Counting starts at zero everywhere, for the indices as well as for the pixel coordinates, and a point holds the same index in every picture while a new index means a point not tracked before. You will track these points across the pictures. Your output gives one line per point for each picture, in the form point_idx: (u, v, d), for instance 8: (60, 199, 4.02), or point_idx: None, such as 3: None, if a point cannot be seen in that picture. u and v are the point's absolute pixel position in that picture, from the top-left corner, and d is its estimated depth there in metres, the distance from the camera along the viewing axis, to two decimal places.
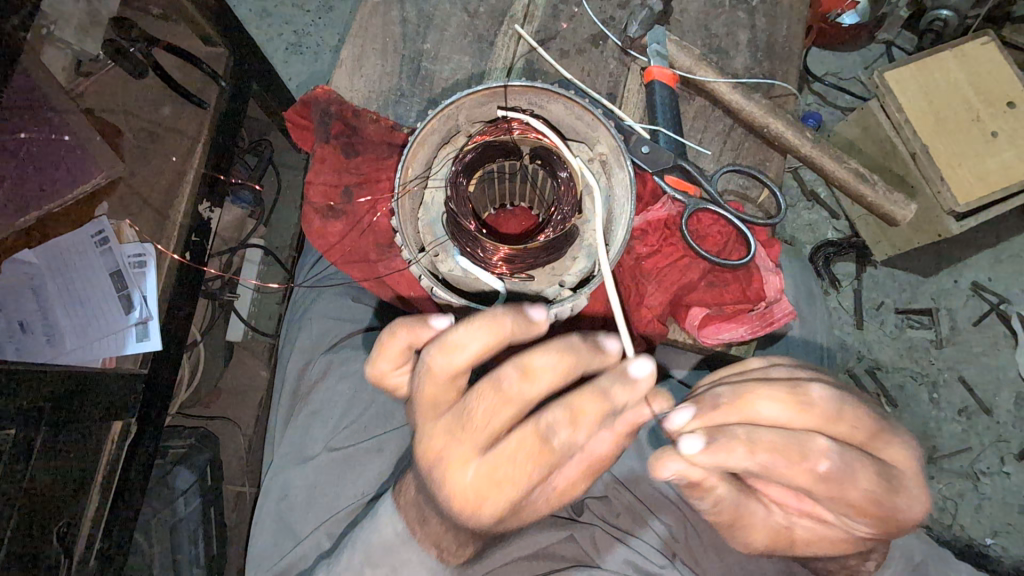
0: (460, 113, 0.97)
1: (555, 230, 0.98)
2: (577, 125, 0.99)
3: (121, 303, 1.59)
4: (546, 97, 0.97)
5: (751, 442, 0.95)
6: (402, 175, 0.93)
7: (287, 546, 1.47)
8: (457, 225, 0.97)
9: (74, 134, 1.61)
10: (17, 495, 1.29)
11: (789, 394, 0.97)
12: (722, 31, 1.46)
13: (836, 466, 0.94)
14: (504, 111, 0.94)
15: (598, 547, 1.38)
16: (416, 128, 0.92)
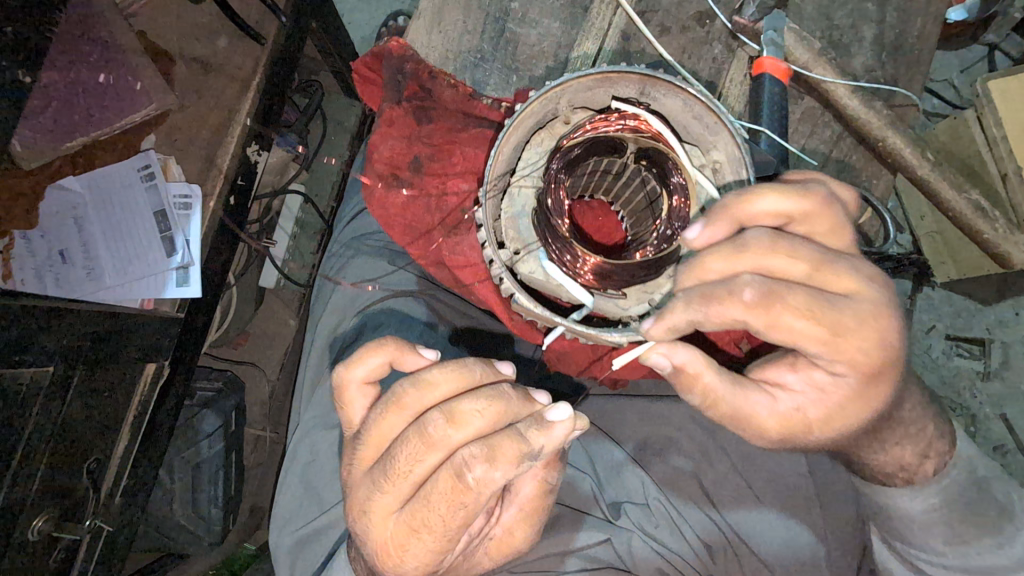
0: (562, 97, 0.87)
1: (657, 247, 0.92)
2: (697, 128, 0.87)
3: (162, 245, 1.52)
4: (666, 90, 0.85)
5: (765, 295, 0.79)
6: (493, 161, 0.85)
7: (312, 513, 1.43)
8: (550, 226, 0.89)
9: (125, 58, 1.54)
10: (52, 430, 1.28)
11: (797, 188, 0.81)
12: (846, 23, 1.30)
13: (767, 296, 0.79)
14: (619, 103, 0.84)
15: (633, 555, 1.34)
16: (517, 111, 0.84)
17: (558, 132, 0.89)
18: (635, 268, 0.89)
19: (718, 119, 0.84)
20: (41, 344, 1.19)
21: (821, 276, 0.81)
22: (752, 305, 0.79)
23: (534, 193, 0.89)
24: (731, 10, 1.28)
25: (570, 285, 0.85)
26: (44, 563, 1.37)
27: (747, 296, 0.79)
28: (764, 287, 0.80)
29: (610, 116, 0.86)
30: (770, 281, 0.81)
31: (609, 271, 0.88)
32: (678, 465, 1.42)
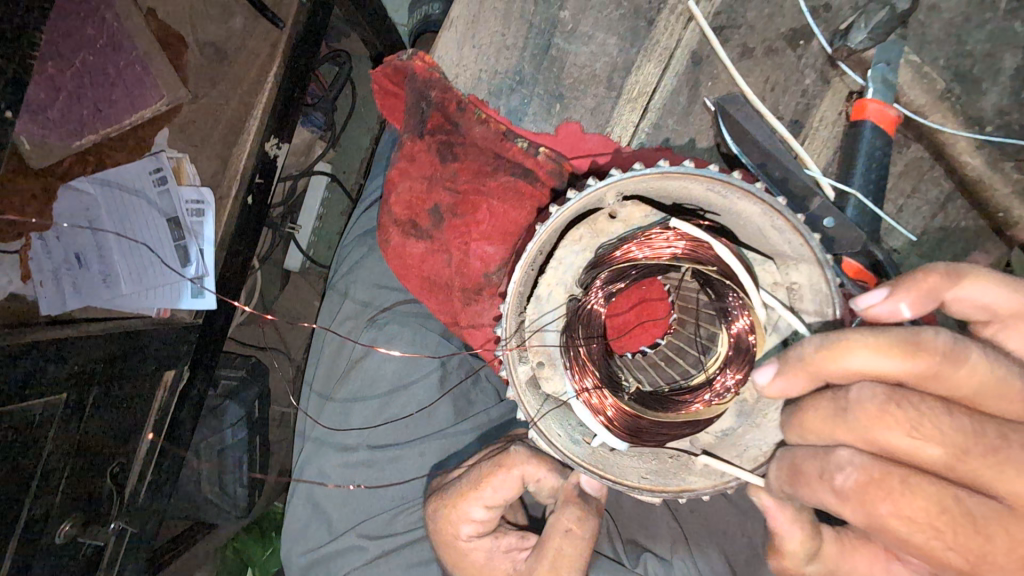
0: (610, 190, 0.71)
1: (713, 397, 0.84)
2: (776, 239, 0.72)
3: (177, 254, 1.48)
4: (742, 198, 0.67)
5: (868, 480, 0.65)
6: (519, 273, 0.70)
7: (321, 536, 1.40)
8: (576, 349, 0.79)
9: (130, 43, 1.40)
10: (72, 446, 1.27)
11: (902, 342, 0.65)
12: (982, 48, 1.03)
13: (866, 480, 0.65)
14: (680, 221, 0.68)
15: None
16: (551, 217, 0.70)
17: (599, 228, 0.74)
18: (678, 425, 0.81)
19: (803, 240, 0.68)
20: (54, 372, 1.17)
21: (996, 465, 0.62)
22: (852, 491, 0.66)
23: (564, 301, 0.77)
24: (832, 30, 1.04)
25: (597, 429, 0.76)
26: (74, 561, 1.40)
27: (841, 479, 0.67)
28: (864, 468, 0.66)
29: (666, 226, 0.73)
30: (878, 463, 0.66)
31: (642, 428, 0.79)
32: (711, 524, 1.29)
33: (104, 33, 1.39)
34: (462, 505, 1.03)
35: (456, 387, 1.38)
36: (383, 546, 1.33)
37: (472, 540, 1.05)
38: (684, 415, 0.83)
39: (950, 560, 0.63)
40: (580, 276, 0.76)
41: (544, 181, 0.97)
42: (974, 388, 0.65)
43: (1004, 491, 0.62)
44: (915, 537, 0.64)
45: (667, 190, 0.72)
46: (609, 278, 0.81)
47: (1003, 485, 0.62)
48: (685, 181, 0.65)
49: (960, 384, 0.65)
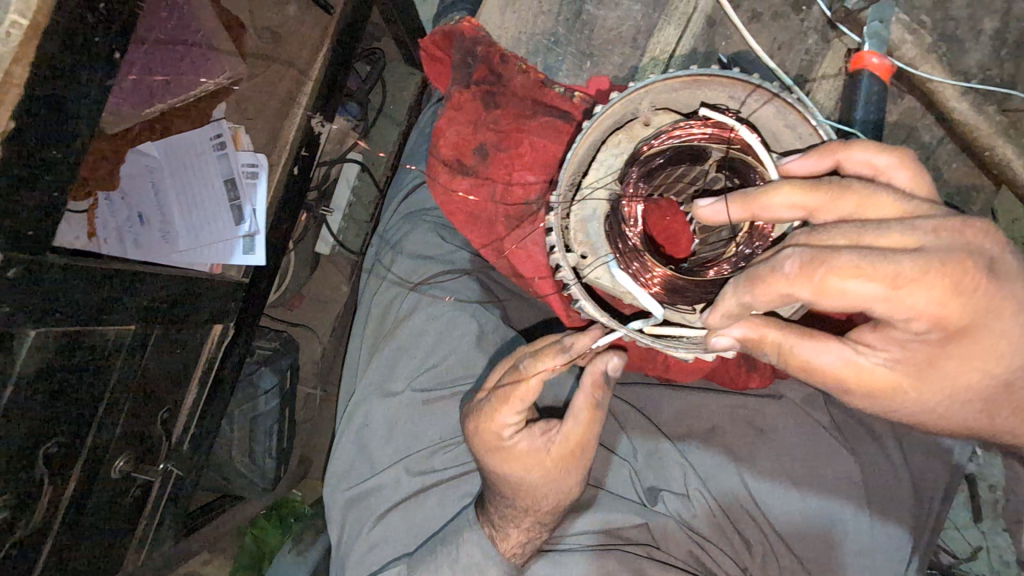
0: (644, 98, 0.86)
1: (734, 267, 0.93)
2: (786, 138, 0.88)
3: (232, 213, 1.61)
4: (759, 96, 0.84)
5: (808, 262, 0.76)
6: (569, 160, 0.85)
7: (364, 473, 1.52)
8: (621, 234, 0.90)
9: (199, 25, 1.57)
10: (130, 382, 1.34)
11: (808, 178, 0.81)
12: (963, 13, 1.19)
13: (804, 259, 0.77)
14: (708, 111, 0.83)
15: (667, 537, 1.39)
16: (596, 115, 0.84)
17: (635, 135, 0.88)
18: (709, 287, 0.92)
19: (812, 129, 0.84)
20: (124, 307, 1.24)
21: (887, 225, 0.78)
22: (799, 274, 0.77)
23: (605, 198, 0.89)
24: None
25: (641, 295, 0.87)
26: (126, 497, 1.48)
27: (788, 267, 0.77)
28: (806, 254, 0.77)
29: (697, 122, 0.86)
30: (812, 249, 0.78)
31: (680, 287, 0.90)
32: (720, 454, 1.42)
33: (173, 13, 1.53)
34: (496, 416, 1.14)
35: (491, 346, 1.48)
36: (424, 483, 1.46)
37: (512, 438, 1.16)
38: (713, 277, 0.93)
39: (873, 292, 0.75)
40: (620, 174, 0.88)
41: (580, 120, 1.10)
42: (861, 207, 0.81)
43: (896, 244, 0.78)
44: (851, 285, 0.75)
45: (692, 97, 0.87)
46: (648, 184, 0.93)
47: (900, 238, 0.78)
48: (708, 79, 0.81)
49: (848, 206, 0.81)
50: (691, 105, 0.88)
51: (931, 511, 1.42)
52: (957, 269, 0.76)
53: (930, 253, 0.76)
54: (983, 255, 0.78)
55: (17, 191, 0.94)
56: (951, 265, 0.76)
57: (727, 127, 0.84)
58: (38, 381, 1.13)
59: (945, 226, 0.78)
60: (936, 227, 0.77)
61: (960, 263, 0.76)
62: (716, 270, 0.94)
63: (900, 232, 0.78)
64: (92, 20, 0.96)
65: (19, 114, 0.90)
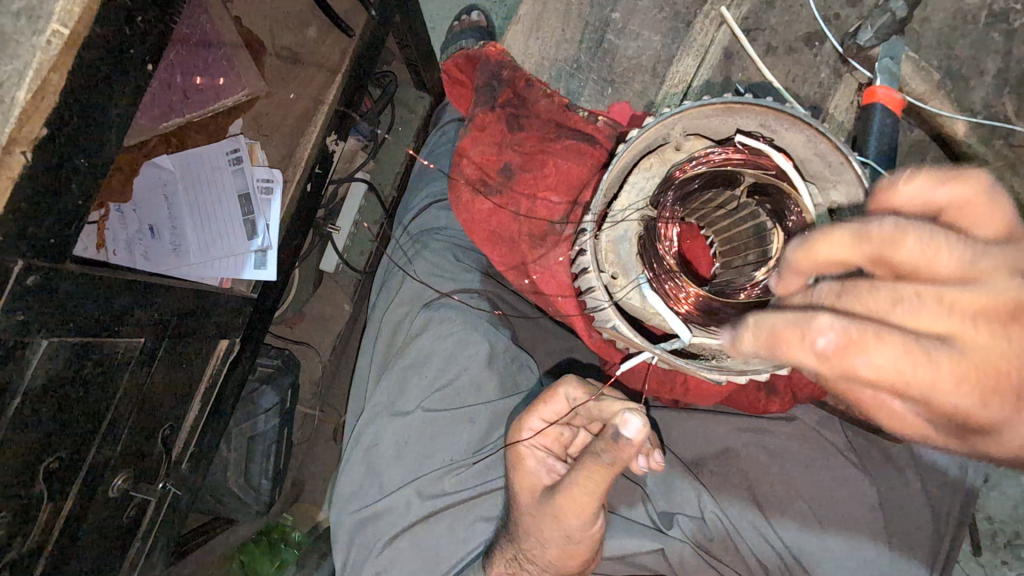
0: (677, 123, 0.88)
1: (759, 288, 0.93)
2: (816, 166, 0.88)
3: (245, 227, 1.61)
4: (791, 125, 0.85)
5: (844, 339, 0.65)
6: (603, 182, 0.86)
7: (372, 494, 1.49)
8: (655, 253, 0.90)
9: (219, 41, 1.58)
10: (136, 396, 1.31)
11: (857, 228, 0.69)
12: (966, 53, 1.25)
13: (843, 341, 0.65)
14: (740, 138, 0.85)
15: (685, 567, 1.37)
16: (631, 139, 0.85)
17: (667, 158, 0.89)
18: (740, 310, 0.90)
19: (844, 159, 0.84)
20: (137, 318, 1.22)
21: (934, 298, 0.65)
22: (826, 357, 0.66)
23: (638, 220, 0.89)
24: (842, 34, 1.23)
25: (671, 316, 0.87)
26: (120, 518, 1.43)
27: (822, 342, 0.66)
28: (842, 332, 0.65)
29: (729, 147, 0.88)
30: (852, 321, 0.66)
31: (715, 308, 0.90)
32: (737, 479, 1.41)
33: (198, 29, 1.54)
34: (525, 419, 1.22)
35: (504, 367, 1.48)
36: (434, 505, 1.43)
37: (530, 448, 1.23)
38: (745, 300, 0.91)
39: (908, 382, 0.64)
40: (652, 197, 0.89)
41: (608, 144, 1.12)
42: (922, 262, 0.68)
43: (943, 327, 0.65)
44: (878, 372, 0.64)
45: (724, 123, 0.89)
46: (678, 206, 0.94)
47: (945, 322, 0.65)
48: (741, 106, 0.83)
49: (910, 258, 0.68)
50: (721, 132, 0.90)
51: (948, 539, 1.41)
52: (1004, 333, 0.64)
53: (970, 349, 0.63)
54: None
55: (44, 198, 0.93)
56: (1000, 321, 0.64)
57: (761, 154, 0.87)
58: (47, 392, 1.10)
59: (1002, 299, 0.64)
60: (987, 304, 0.64)
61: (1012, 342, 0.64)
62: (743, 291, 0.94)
63: (944, 317, 0.64)
64: (130, 33, 0.97)
65: (52, 122, 0.90)
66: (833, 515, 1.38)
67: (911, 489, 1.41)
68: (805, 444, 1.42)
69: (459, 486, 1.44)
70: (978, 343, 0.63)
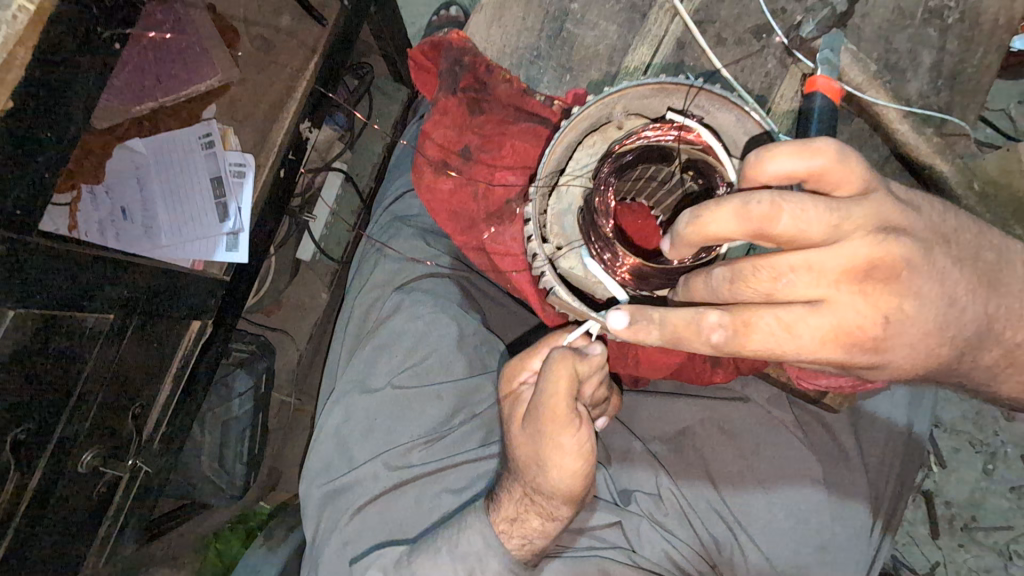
0: (618, 103, 0.95)
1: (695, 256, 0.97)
2: (747, 146, 0.95)
3: (217, 210, 1.64)
4: (719, 104, 0.93)
5: (728, 327, 0.87)
6: (547, 157, 0.93)
7: (341, 469, 1.53)
8: (593, 227, 0.94)
9: (193, 31, 1.65)
10: (106, 372, 1.33)
11: (740, 208, 0.78)
12: (904, 46, 1.32)
13: (732, 334, 0.88)
14: (673, 114, 0.91)
15: (642, 539, 1.43)
16: (574, 114, 0.92)
17: (609, 136, 0.95)
18: (673, 275, 0.95)
19: (770, 138, 0.92)
20: (106, 293, 1.24)
21: (798, 272, 0.83)
22: (729, 338, 0.88)
23: (581, 192, 0.96)
24: (788, 26, 1.29)
25: (609, 282, 0.94)
26: (90, 494, 1.45)
27: (715, 335, 0.88)
28: (729, 325, 0.87)
29: (664, 124, 0.93)
30: (733, 309, 0.88)
31: (648, 274, 0.95)
32: (692, 456, 1.48)
33: (170, 22, 1.64)
34: (525, 362, 1.23)
35: (469, 346, 1.53)
36: (401, 478, 1.47)
37: (525, 388, 1.25)
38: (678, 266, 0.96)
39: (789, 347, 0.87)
40: (594, 172, 0.96)
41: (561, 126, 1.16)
42: (796, 232, 0.80)
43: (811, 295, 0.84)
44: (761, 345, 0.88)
45: (661, 103, 0.95)
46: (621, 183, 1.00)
47: (800, 294, 0.84)
48: (674, 87, 0.91)
49: (787, 231, 0.79)
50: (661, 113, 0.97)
51: (885, 506, 1.51)
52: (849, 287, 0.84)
53: (830, 309, 0.84)
54: (879, 307, 0.85)
55: (11, 169, 0.96)
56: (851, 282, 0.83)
57: (689, 129, 0.92)
58: (14, 361, 1.12)
59: (857, 261, 0.82)
60: (844, 270, 0.82)
61: (866, 296, 0.84)
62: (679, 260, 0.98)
63: (810, 288, 0.83)
64: (96, 11, 1.00)
65: (18, 95, 0.93)
66: (782, 488, 1.45)
67: (856, 461, 1.49)
68: (757, 420, 1.48)
69: (425, 461, 1.48)
70: (840, 306, 0.84)
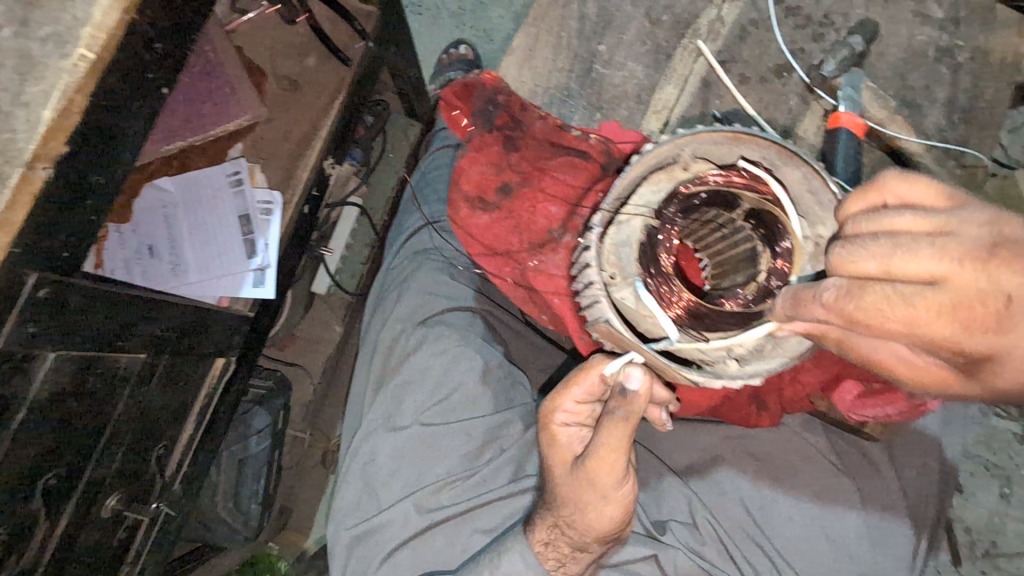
0: (689, 145, 0.97)
1: (746, 304, 0.96)
2: (808, 204, 0.96)
3: (244, 247, 1.65)
4: (786, 159, 0.96)
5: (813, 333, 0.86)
6: (616, 186, 0.93)
7: (370, 509, 1.51)
8: (653, 259, 0.95)
9: (224, 71, 1.64)
10: (133, 412, 1.31)
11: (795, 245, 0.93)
12: (919, 83, 1.37)
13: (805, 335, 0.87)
14: (745, 159, 0.93)
15: (676, 568, 1.42)
16: (647, 147, 0.92)
17: (678, 177, 0.98)
18: (728, 317, 0.94)
19: (830, 192, 0.94)
20: (139, 333, 1.22)
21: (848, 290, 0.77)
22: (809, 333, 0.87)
23: (641, 226, 0.96)
24: (808, 65, 1.35)
25: (662, 316, 0.92)
26: (112, 539, 1.40)
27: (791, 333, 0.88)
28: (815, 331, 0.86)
29: (732, 172, 0.95)
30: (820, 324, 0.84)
31: (705, 315, 0.94)
32: (726, 485, 1.47)
33: (202, 61, 1.64)
34: (558, 402, 1.18)
35: (497, 380, 1.52)
36: (434, 517, 1.45)
37: (565, 426, 1.22)
38: (730, 310, 0.96)
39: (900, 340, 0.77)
40: (656, 206, 0.96)
41: (598, 160, 1.21)
42: (849, 263, 0.78)
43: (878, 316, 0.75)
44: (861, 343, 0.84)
45: (730, 153, 0.98)
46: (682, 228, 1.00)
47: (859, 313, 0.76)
48: (746, 135, 0.93)
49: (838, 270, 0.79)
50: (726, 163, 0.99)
51: (925, 530, 1.50)
52: (979, 330, 0.72)
53: (894, 319, 0.74)
54: (961, 298, 0.70)
55: (61, 211, 0.97)
56: (972, 320, 0.71)
57: (761, 181, 0.94)
58: (50, 404, 1.11)
59: (875, 268, 0.76)
60: (878, 275, 0.76)
61: (928, 301, 0.72)
62: (728, 305, 0.97)
63: (856, 300, 0.76)
64: (149, 57, 1.02)
65: (73, 140, 0.94)
66: (818, 514, 1.44)
67: (895, 485, 1.47)
68: (789, 444, 1.48)
69: (457, 499, 1.46)
70: (896, 311, 0.73)
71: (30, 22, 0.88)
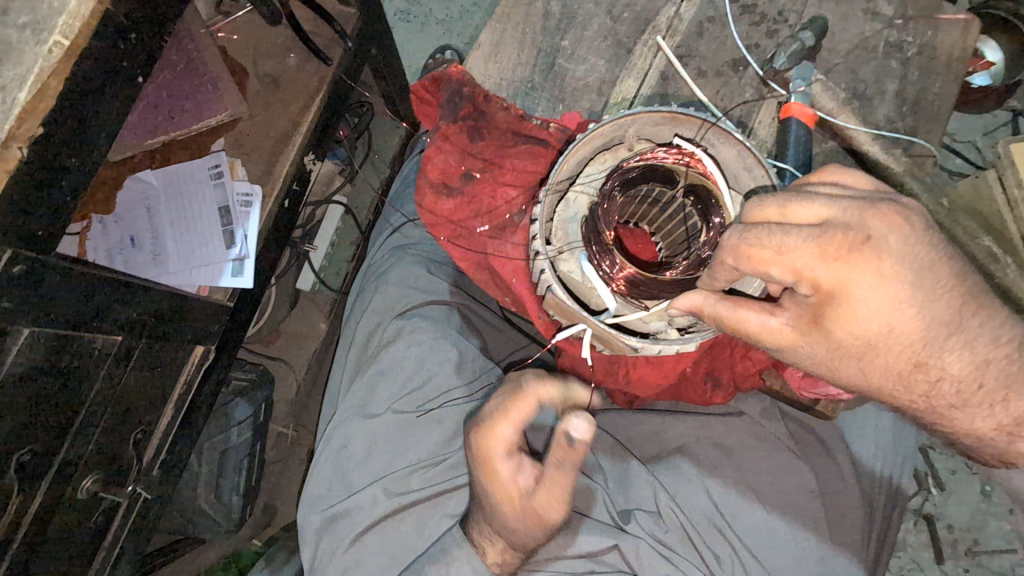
0: (631, 126, 1.05)
1: (685, 271, 1.04)
2: (745, 179, 1.04)
3: (224, 237, 1.69)
4: (718, 135, 1.03)
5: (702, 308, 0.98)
6: (558, 167, 1.02)
7: (341, 493, 1.54)
8: (597, 234, 1.01)
9: (207, 69, 1.70)
10: (109, 395, 1.34)
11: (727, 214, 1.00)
12: (870, 77, 1.43)
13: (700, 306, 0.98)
14: (677, 138, 1.00)
15: (641, 559, 1.44)
16: (587, 129, 1.00)
17: (619, 157, 1.05)
18: (665, 285, 1.02)
19: (765, 172, 1.01)
20: (114, 316, 1.26)
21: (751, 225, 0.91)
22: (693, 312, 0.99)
23: (587, 202, 1.04)
24: (762, 59, 1.40)
25: (602, 289, 1.00)
26: (87, 521, 1.43)
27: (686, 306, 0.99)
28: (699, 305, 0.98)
29: (669, 149, 1.02)
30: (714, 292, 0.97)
31: (641, 282, 1.01)
32: (691, 475, 1.48)
33: (184, 57, 1.69)
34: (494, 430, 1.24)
35: (470, 371, 1.55)
36: (402, 502, 1.49)
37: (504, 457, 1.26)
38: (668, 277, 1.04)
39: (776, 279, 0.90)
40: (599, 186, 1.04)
41: (557, 147, 1.26)
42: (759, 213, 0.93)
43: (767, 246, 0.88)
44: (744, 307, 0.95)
45: (669, 132, 1.05)
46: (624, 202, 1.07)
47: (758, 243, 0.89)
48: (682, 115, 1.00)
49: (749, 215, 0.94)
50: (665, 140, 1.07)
51: (880, 520, 1.55)
52: (832, 258, 0.87)
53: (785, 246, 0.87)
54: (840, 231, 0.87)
55: (38, 189, 1.02)
56: (835, 251, 0.87)
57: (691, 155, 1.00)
58: (23, 380, 1.14)
59: (773, 209, 0.92)
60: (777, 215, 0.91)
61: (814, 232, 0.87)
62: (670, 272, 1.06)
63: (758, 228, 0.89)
64: (123, 47, 1.07)
65: (49, 121, 0.99)
66: (781, 505, 1.46)
67: (852, 478, 1.52)
68: (756, 435, 1.51)
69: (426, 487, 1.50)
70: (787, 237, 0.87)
71: (7, 10, 0.94)
